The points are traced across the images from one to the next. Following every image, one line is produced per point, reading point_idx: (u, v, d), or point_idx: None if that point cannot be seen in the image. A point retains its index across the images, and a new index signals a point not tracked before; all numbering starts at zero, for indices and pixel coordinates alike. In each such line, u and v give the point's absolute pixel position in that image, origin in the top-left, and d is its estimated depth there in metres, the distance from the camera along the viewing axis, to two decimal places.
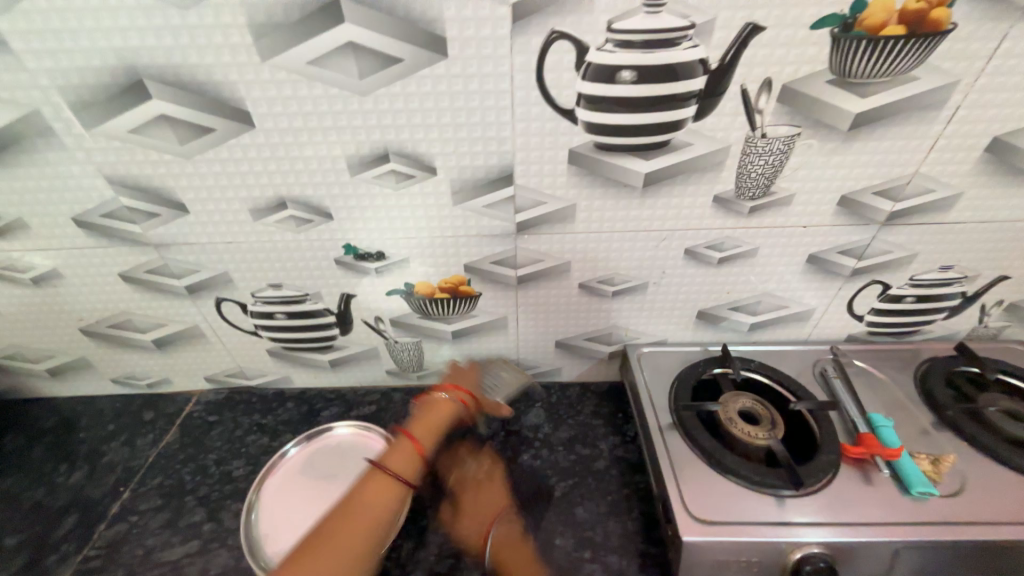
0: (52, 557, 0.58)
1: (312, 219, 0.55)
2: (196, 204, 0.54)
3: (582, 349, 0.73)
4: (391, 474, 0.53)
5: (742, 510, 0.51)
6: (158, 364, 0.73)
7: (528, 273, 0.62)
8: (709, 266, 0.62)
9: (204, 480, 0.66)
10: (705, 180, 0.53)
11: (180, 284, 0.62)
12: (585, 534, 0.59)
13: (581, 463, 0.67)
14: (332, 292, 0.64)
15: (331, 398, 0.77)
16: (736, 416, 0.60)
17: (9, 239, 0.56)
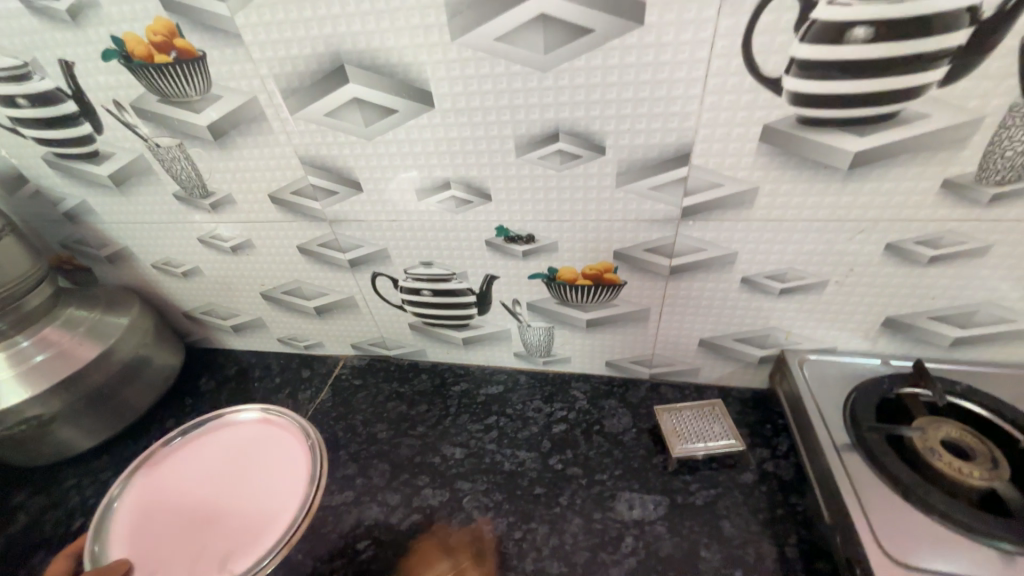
0: None
1: (471, 200, 0.56)
2: (371, 183, 0.58)
3: (729, 350, 0.67)
4: None
5: (955, 561, 0.43)
6: (317, 328, 0.82)
7: (684, 263, 0.57)
8: (914, 266, 0.52)
9: (354, 437, 0.72)
10: (937, 160, 0.43)
11: (345, 258, 0.68)
12: (736, 552, 0.54)
13: (726, 473, 0.61)
14: (477, 273, 0.65)
15: (460, 375, 0.80)
16: (940, 447, 0.50)
17: (219, 212, 0.66)
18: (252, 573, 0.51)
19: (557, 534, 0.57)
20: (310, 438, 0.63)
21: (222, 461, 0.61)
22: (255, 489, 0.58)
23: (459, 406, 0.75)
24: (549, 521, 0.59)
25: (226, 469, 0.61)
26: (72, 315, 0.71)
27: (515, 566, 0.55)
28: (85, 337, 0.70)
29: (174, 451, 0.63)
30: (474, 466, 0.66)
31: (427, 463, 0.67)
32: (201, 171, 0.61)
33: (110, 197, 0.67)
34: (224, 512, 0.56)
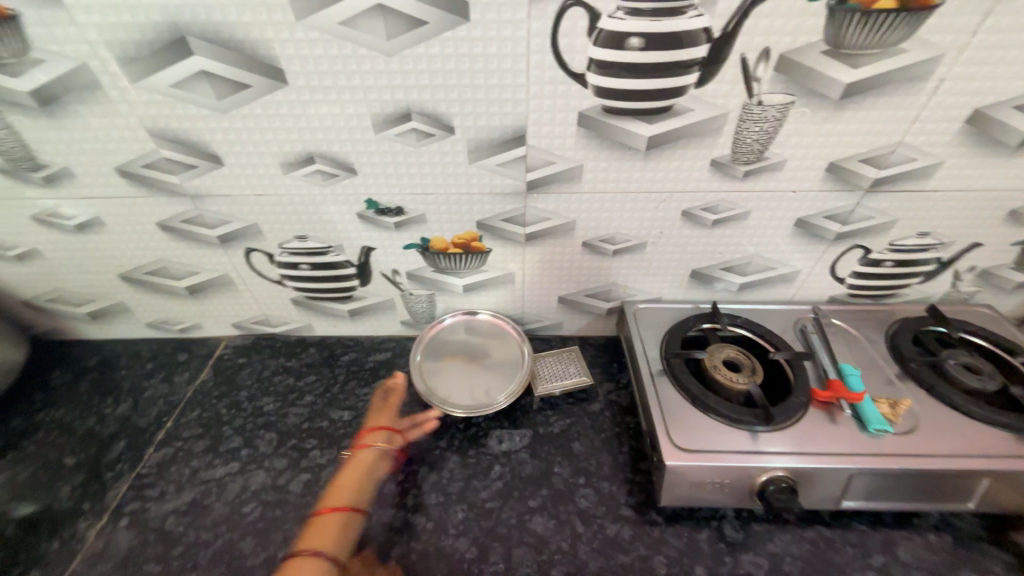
0: (111, 473, 0.65)
1: (338, 174, 0.60)
2: (231, 156, 0.58)
3: (583, 305, 0.79)
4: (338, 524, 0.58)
5: (718, 441, 0.58)
6: (192, 309, 0.80)
7: (536, 231, 0.67)
8: (703, 228, 0.66)
9: (239, 412, 0.73)
10: (703, 144, 0.57)
11: (213, 234, 0.67)
12: (581, 464, 0.66)
13: (578, 405, 0.73)
14: (354, 245, 0.69)
15: (350, 346, 0.83)
16: (720, 364, 0.66)
17: (55, 187, 0.61)
18: (473, 409, 0.68)
19: (436, 471, 0.65)
20: (526, 346, 0.75)
21: (478, 338, 0.77)
22: (505, 373, 0.73)
23: (348, 375, 0.79)
24: (430, 462, 0.66)
25: (496, 354, 0.75)
26: None
27: (396, 502, 0.62)
28: None
29: (437, 328, 0.78)
30: (362, 425, 0.71)
31: (314, 427, 0.71)
32: (27, 142, 0.56)
33: None
34: (477, 380, 0.72)
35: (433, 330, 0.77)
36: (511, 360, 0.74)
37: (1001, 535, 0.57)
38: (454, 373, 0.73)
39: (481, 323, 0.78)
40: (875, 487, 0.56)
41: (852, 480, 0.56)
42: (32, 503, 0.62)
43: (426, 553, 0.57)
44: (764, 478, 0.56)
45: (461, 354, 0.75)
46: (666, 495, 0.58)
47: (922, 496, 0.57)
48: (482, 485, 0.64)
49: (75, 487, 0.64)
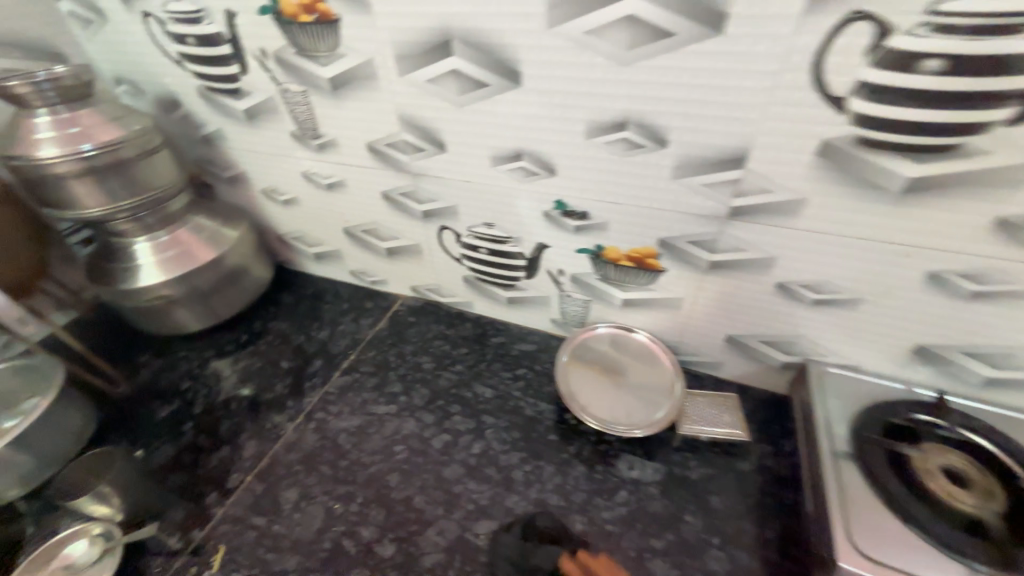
0: (309, 383, 0.81)
1: (538, 172, 0.63)
2: (453, 145, 0.66)
3: (754, 350, 0.70)
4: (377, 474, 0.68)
5: (920, 565, 0.46)
6: (385, 267, 0.94)
7: (724, 260, 0.61)
8: (954, 298, 0.53)
9: (403, 363, 0.84)
10: (991, 197, 0.45)
11: (420, 209, 0.78)
12: (718, 523, 0.60)
13: (724, 458, 0.66)
14: (531, 240, 0.73)
15: (499, 330, 0.89)
16: (937, 471, 0.53)
17: (324, 153, 0.77)
18: (609, 428, 0.67)
19: (562, 474, 0.66)
20: (678, 382, 0.71)
21: (629, 357, 0.75)
22: (649, 402, 0.70)
23: (494, 356, 0.84)
24: (557, 463, 0.67)
25: (644, 378, 0.73)
26: (199, 221, 0.86)
27: (520, 490, 0.64)
28: (206, 242, 0.84)
29: (589, 335, 0.77)
30: (500, 406, 0.75)
31: (460, 395, 0.78)
32: (316, 116, 0.72)
33: (242, 129, 0.81)
34: (618, 399, 0.71)
35: (584, 334, 0.77)
36: (661, 388, 0.71)
37: None
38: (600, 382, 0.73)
39: (636, 342, 0.75)
40: None
41: None
42: (259, 388, 0.81)
43: None
44: None
45: (610, 367, 0.74)
46: None
47: None
48: (604, 504, 0.62)
49: (286, 386, 0.81)
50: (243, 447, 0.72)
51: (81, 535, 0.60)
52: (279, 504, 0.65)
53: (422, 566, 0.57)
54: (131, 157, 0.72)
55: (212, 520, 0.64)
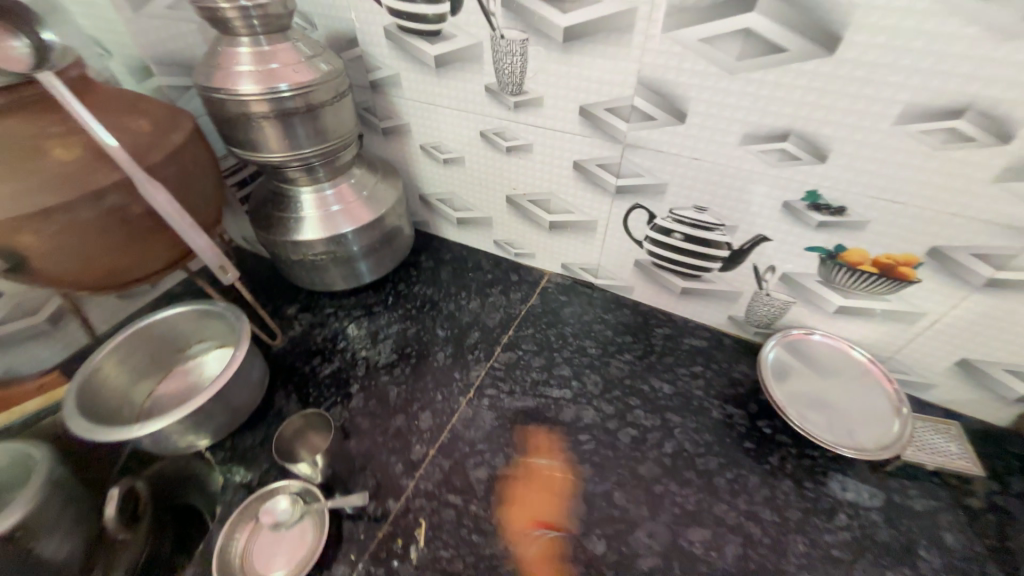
0: (471, 356, 0.78)
1: (800, 158, 0.56)
2: (699, 118, 0.58)
3: (990, 379, 0.63)
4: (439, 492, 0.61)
5: None
6: (539, 240, 0.88)
7: (1013, 280, 0.53)
8: None
9: (567, 345, 0.80)
10: None
11: (614, 183, 0.71)
12: (956, 562, 0.55)
13: (948, 490, 0.61)
14: (749, 230, 0.66)
15: (664, 320, 0.83)
16: None
17: (520, 112, 0.70)
18: (820, 437, 0.62)
19: (770, 487, 0.61)
20: (904, 411, 0.65)
21: (840, 371, 0.70)
22: (862, 425, 0.65)
23: (664, 347, 0.79)
24: (761, 473, 0.63)
25: (855, 398, 0.67)
26: (361, 176, 0.80)
27: (724, 498, 0.60)
28: (366, 202, 0.79)
29: (799, 338, 0.73)
30: (684, 404, 0.71)
31: (635, 387, 0.74)
32: (527, 69, 0.64)
33: (425, 77, 0.74)
34: (824, 412, 0.67)
35: (786, 338, 0.73)
36: (876, 413, 0.66)
37: None
38: (802, 399, 0.68)
39: (849, 360, 0.70)
40: None
41: None
42: (419, 355, 0.79)
43: (766, 568, 0.55)
44: None
45: (812, 381, 0.70)
46: None
47: None
48: (821, 525, 0.58)
49: (447, 355, 0.79)
50: (419, 418, 0.70)
51: (283, 492, 0.60)
52: (471, 484, 0.62)
53: (640, 568, 0.55)
54: (322, 101, 0.65)
55: (405, 494, 0.61)
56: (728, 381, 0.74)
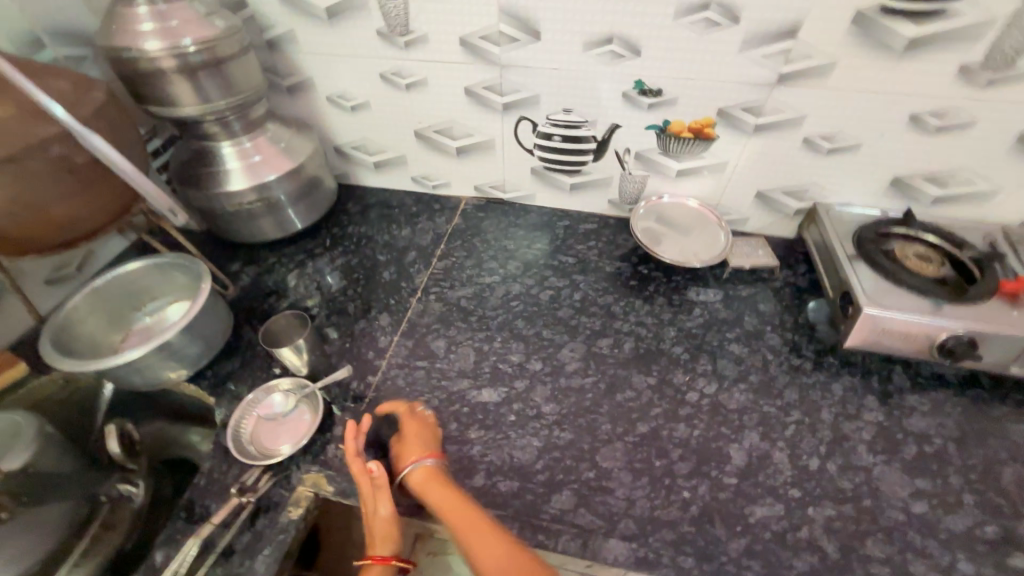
0: (412, 268, 0.92)
1: (624, 55, 0.76)
2: (549, 34, 0.77)
3: (777, 203, 0.91)
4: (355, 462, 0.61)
5: (909, 303, 0.71)
6: (450, 168, 1.03)
7: (768, 122, 0.79)
8: (924, 135, 0.75)
9: (490, 246, 0.97)
10: (958, 49, 0.66)
11: (500, 101, 0.87)
12: (768, 319, 0.83)
13: (762, 280, 0.89)
14: (605, 122, 0.86)
15: (563, 215, 1.03)
16: (910, 256, 0.78)
17: (411, 50, 0.83)
18: (674, 260, 0.87)
19: (647, 304, 0.86)
20: (727, 234, 0.91)
21: (686, 217, 0.94)
22: (702, 248, 0.90)
23: (566, 234, 1.00)
24: (643, 297, 0.87)
25: (697, 232, 0.92)
26: (275, 131, 0.88)
27: (620, 317, 0.83)
28: (282, 152, 0.88)
29: (655, 203, 0.96)
30: (586, 267, 0.92)
31: (548, 265, 0.93)
32: (410, 10, 0.78)
33: (322, 29, 0.84)
34: (677, 245, 0.91)
35: (648, 204, 0.96)
36: (710, 239, 0.91)
37: None
38: (661, 243, 0.91)
39: (687, 208, 0.95)
40: None
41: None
42: (367, 277, 0.91)
43: (650, 349, 0.78)
44: (943, 337, 0.69)
45: (668, 229, 0.93)
46: (852, 339, 0.74)
47: None
48: (684, 318, 0.83)
49: (392, 272, 0.92)
50: (379, 319, 0.83)
51: (278, 391, 0.71)
52: (433, 351, 0.78)
53: (568, 371, 0.75)
54: (228, 55, 0.73)
55: (380, 370, 0.75)
56: (616, 247, 0.97)
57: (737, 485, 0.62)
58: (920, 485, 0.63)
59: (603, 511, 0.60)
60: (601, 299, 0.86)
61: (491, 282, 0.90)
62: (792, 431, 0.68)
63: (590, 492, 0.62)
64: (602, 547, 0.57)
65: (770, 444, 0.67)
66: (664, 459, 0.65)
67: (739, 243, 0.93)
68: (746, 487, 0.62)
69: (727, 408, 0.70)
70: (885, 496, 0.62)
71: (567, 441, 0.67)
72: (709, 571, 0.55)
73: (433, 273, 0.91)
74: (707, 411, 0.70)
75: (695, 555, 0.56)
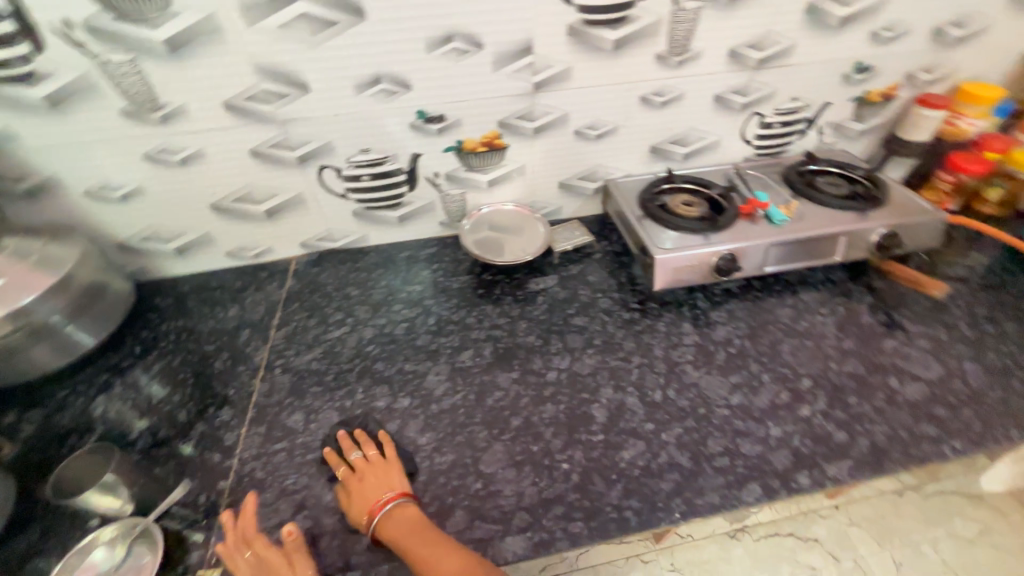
0: (249, 348, 0.85)
1: (397, 91, 0.81)
2: (317, 84, 0.78)
3: (577, 187, 1.04)
4: (243, 552, 0.57)
5: (686, 241, 0.88)
6: (266, 233, 0.96)
7: (542, 124, 0.91)
8: (656, 110, 0.94)
9: (332, 299, 0.94)
10: (648, 43, 0.84)
11: (294, 156, 0.85)
12: (598, 287, 0.94)
13: (586, 255, 1.01)
14: (406, 153, 0.90)
15: (402, 247, 1.05)
16: (680, 204, 0.96)
17: (171, 124, 0.77)
18: (508, 260, 0.94)
19: (496, 306, 0.91)
20: (546, 224, 1.01)
21: (509, 220, 1.02)
22: (529, 242, 0.98)
23: (408, 264, 1.01)
24: (493, 300, 0.92)
25: (522, 229, 1.01)
26: (19, 245, 0.74)
27: (474, 326, 0.87)
28: (37, 266, 0.73)
29: (477, 214, 1.02)
30: (433, 290, 0.95)
31: (396, 300, 0.93)
32: (154, 84, 0.73)
33: (48, 121, 0.73)
34: (508, 247, 0.97)
35: (472, 218, 1.02)
36: (533, 232, 1.00)
37: (856, 276, 0.94)
38: (493, 249, 0.97)
39: (509, 212, 1.02)
40: (781, 255, 0.89)
41: (768, 251, 0.88)
42: (196, 375, 0.81)
43: (508, 346, 0.83)
44: (715, 260, 0.86)
45: (496, 234, 0.99)
46: (659, 283, 0.87)
47: (805, 258, 0.91)
48: (531, 308, 0.90)
49: (226, 360, 0.83)
50: (219, 416, 0.74)
51: (98, 545, 0.60)
52: (290, 428, 0.72)
53: (437, 395, 0.76)
54: None
55: (232, 472, 0.67)
56: (458, 263, 1.01)
57: (604, 439, 0.69)
58: (734, 380, 0.77)
59: (497, 515, 0.62)
60: (454, 316, 0.89)
61: (341, 334, 0.86)
62: (636, 374, 0.78)
63: (480, 502, 0.63)
64: (501, 549, 0.59)
65: (622, 392, 0.75)
66: (540, 442, 0.69)
67: (561, 229, 1.05)
68: (612, 437, 0.69)
69: (582, 375, 0.78)
70: (713, 399, 0.74)
71: (449, 463, 0.67)
72: (597, 525, 0.60)
73: (275, 346, 0.85)
74: (568, 384, 0.77)
75: (583, 518, 0.61)
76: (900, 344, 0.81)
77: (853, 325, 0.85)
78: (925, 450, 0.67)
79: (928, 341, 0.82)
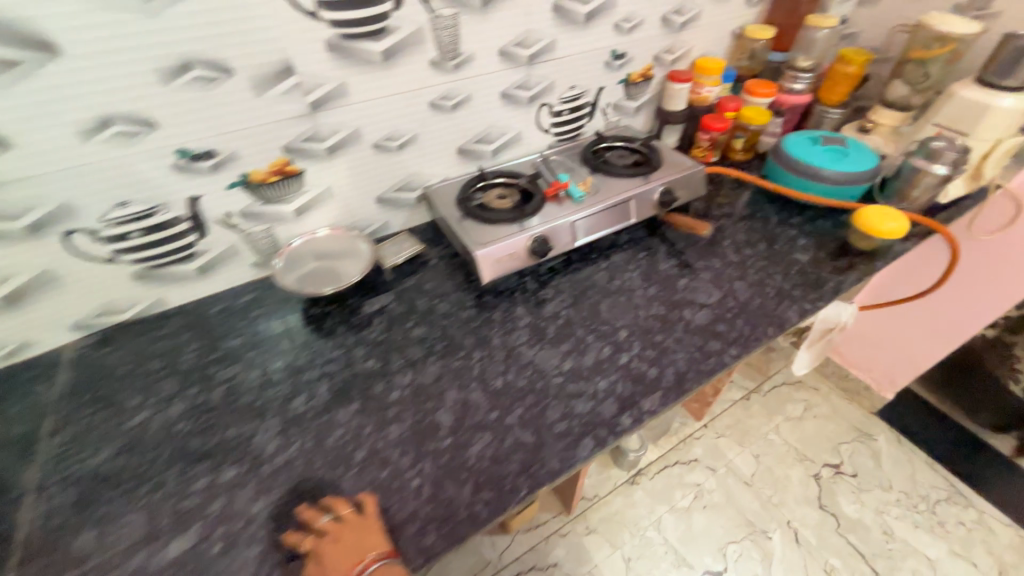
0: (11, 473, 0.68)
1: (140, 131, 0.71)
2: (21, 137, 0.64)
3: (396, 200, 1.03)
4: None
5: (501, 233, 0.92)
6: (13, 326, 0.78)
7: (333, 143, 0.88)
8: (448, 113, 0.97)
9: (127, 382, 0.80)
10: (417, 51, 0.85)
11: (19, 226, 0.70)
12: (434, 293, 0.94)
13: (420, 264, 1.01)
14: (179, 198, 0.79)
15: (213, 301, 0.93)
16: (494, 199, 1.01)
17: None
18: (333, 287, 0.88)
19: (330, 338, 0.86)
20: (369, 242, 0.97)
21: (327, 246, 0.96)
22: (353, 263, 0.93)
23: (223, 318, 0.90)
24: (325, 333, 0.87)
25: (343, 252, 0.95)
26: None
27: (307, 366, 0.81)
28: None
29: (288, 249, 0.94)
30: (255, 340, 0.86)
31: (211, 361, 0.82)
32: None
33: None
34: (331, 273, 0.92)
35: (285, 253, 0.94)
36: (355, 253, 0.95)
37: (653, 230, 1.09)
38: (315, 280, 0.90)
39: (323, 238, 0.96)
40: (587, 226, 0.98)
41: (575, 225, 0.97)
42: None
43: (345, 378, 0.79)
44: (529, 243, 0.92)
45: (315, 264, 0.93)
46: (487, 276, 0.90)
47: (608, 225, 1.01)
48: (368, 331, 0.87)
49: None
50: None
51: None
52: (77, 552, 0.59)
53: (268, 453, 0.69)
54: None
55: None
56: (283, 303, 0.93)
57: (451, 441, 0.70)
58: (564, 349, 0.83)
59: None
60: (282, 362, 0.82)
61: (143, 419, 0.74)
62: (478, 369, 0.80)
63: None
64: None
65: (465, 390, 0.77)
66: (387, 467, 0.67)
67: (389, 244, 1.03)
68: (458, 438, 0.70)
69: (425, 385, 0.77)
70: (547, 372, 0.79)
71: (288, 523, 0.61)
72: (450, 530, 0.60)
73: (50, 459, 0.69)
74: (411, 398, 0.75)
75: (435, 527, 0.60)
76: (690, 280, 0.96)
77: (655, 273, 0.98)
78: (713, 363, 0.80)
79: (709, 272, 0.98)
